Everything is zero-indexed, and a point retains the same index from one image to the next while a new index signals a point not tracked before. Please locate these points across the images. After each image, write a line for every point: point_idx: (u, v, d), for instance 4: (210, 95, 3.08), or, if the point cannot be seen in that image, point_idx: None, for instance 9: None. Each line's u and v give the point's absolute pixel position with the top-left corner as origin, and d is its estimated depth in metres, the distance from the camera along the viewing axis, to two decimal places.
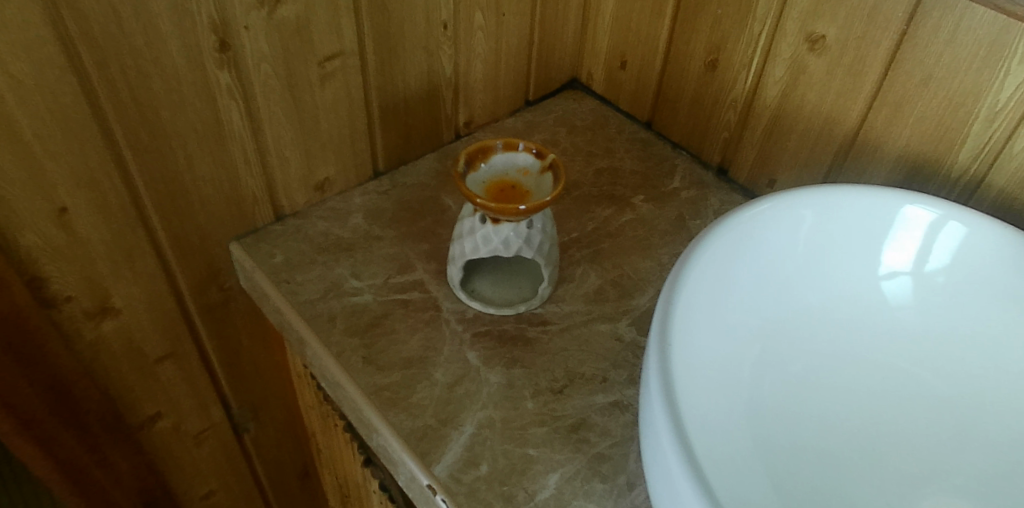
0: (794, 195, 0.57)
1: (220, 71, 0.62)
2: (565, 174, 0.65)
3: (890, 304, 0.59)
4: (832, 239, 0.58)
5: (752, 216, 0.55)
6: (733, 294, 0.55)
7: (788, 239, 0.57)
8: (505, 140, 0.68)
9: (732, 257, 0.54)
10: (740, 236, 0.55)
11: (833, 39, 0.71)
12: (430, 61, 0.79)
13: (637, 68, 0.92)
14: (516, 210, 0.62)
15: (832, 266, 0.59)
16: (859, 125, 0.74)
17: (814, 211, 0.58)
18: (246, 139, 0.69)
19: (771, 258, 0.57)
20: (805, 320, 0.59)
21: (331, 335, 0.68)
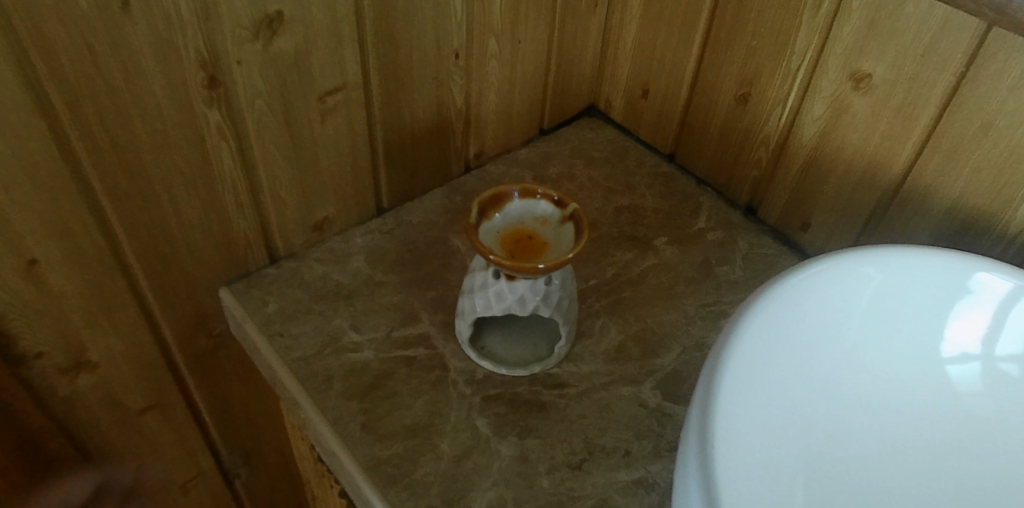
0: (849, 258, 0.51)
1: (208, 109, 0.56)
2: (587, 226, 0.59)
3: (952, 381, 0.53)
4: (891, 307, 0.52)
5: (802, 283, 0.49)
6: (785, 368, 0.49)
7: (842, 307, 0.51)
8: (521, 186, 0.62)
9: (784, 326, 0.49)
10: (789, 305, 0.49)
11: (880, 78, 0.65)
12: (440, 92, 0.73)
13: (660, 97, 0.86)
14: (534, 269, 0.56)
15: (891, 337, 0.53)
16: (907, 171, 0.67)
17: (877, 272, 0.51)
18: (238, 180, 0.63)
19: (823, 328, 0.51)
20: (858, 397, 0.53)
21: (327, 398, 0.62)
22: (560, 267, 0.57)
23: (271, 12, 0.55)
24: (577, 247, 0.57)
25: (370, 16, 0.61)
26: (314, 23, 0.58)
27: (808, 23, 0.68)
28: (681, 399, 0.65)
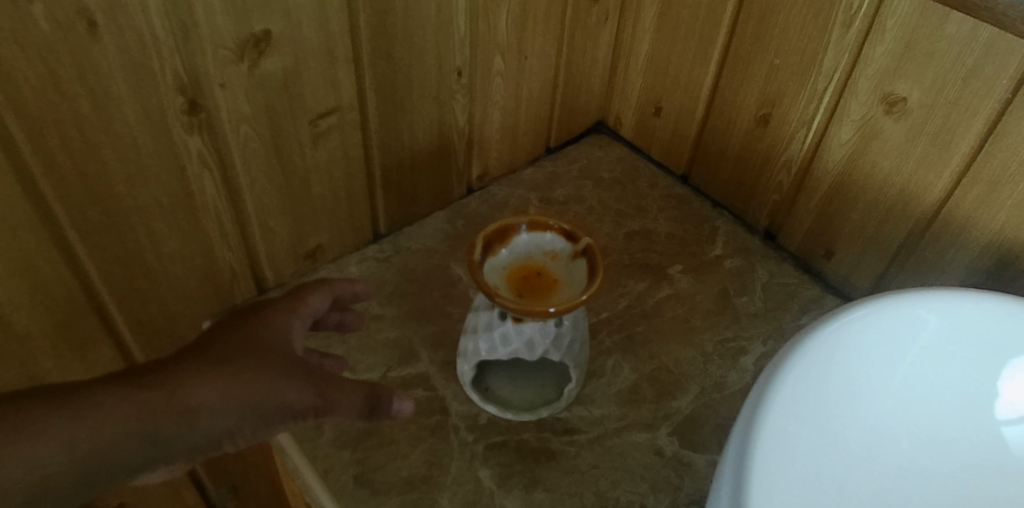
0: (897, 300, 0.47)
1: (188, 136, 0.52)
2: (602, 264, 0.54)
3: (1007, 441, 0.48)
4: (944, 357, 0.48)
5: (849, 327, 0.45)
6: (831, 419, 0.45)
7: (892, 354, 0.47)
8: (530, 218, 0.57)
9: (831, 374, 0.45)
10: (834, 351, 0.45)
11: (916, 102, 0.61)
12: (441, 112, 0.69)
13: (674, 115, 0.81)
14: (544, 312, 0.51)
15: (943, 389, 0.48)
16: (944, 200, 0.63)
17: (930, 316, 0.47)
18: (222, 209, 0.58)
19: (873, 376, 0.46)
20: (908, 450, 0.48)
21: (316, 447, 0.58)
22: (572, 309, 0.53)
23: (257, 31, 0.50)
24: (591, 288, 0.52)
25: (366, 34, 0.57)
26: (305, 42, 0.53)
27: (837, 42, 0.64)
28: (701, 447, 0.60)
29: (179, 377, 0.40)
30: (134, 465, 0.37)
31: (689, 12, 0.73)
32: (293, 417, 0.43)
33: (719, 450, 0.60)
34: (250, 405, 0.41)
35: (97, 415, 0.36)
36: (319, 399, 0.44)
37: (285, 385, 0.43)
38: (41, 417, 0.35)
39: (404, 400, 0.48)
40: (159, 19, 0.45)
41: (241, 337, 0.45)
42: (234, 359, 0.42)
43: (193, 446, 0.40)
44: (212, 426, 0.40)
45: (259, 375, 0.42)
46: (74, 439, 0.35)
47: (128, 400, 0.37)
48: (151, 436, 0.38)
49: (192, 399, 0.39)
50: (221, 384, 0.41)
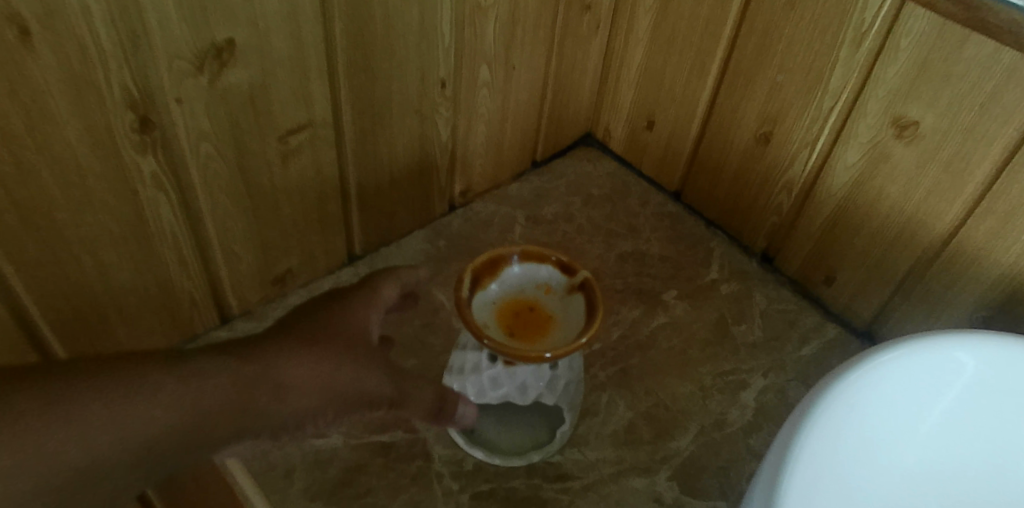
0: (943, 341, 0.42)
1: (141, 158, 0.46)
2: (601, 302, 0.50)
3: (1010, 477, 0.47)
4: (976, 401, 0.44)
5: (892, 366, 0.41)
6: (858, 454, 0.41)
7: (928, 394, 0.43)
8: (522, 248, 0.53)
9: (866, 412, 0.41)
10: (874, 391, 0.41)
11: (929, 127, 0.57)
12: (423, 126, 0.63)
13: (668, 130, 0.77)
14: (539, 358, 0.47)
15: (964, 433, 0.45)
16: (954, 230, 0.59)
17: (971, 358, 0.43)
18: (181, 236, 0.52)
19: (905, 414, 0.43)
20: (918, 483, 0.46)
21: (286, 498, 0.52)
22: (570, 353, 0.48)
23: (219, 41, 0.45)
24: (589, 330, 0.48)
25: (342, 44, 0.51)
26: (274, 53, 0.48)
27: (846, 60, 0.60)
28: (702, 493, 0.56)
29: (268, 352, 0.38)
30: (223, 438, 0.36)
31: (686, 23, 0.69)
32: (372, 406, 0.41)
33: (721, 497, 0.56)
34: (337, 391, 0.39)
35: (195, 381, 0.35)
36: (400, 391, 0.42)
37: (369, 373, 0.40)
38: (142, 380, 0.33)
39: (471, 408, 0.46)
40: (104, 28, 0.39)
41: (325, 318, 0.42)
42: (320, 343, 0.40)
43: (282, 423, 0.38)
44: (300, 405, 0.38)
45: (347, 360, 0.40)
46: (170, 409, 0.33)
47: (221, 371, 0.36)
48: (242, 411, 0.36)
49: (282, 375, 0.38)
50: (312, 367, 0.38)
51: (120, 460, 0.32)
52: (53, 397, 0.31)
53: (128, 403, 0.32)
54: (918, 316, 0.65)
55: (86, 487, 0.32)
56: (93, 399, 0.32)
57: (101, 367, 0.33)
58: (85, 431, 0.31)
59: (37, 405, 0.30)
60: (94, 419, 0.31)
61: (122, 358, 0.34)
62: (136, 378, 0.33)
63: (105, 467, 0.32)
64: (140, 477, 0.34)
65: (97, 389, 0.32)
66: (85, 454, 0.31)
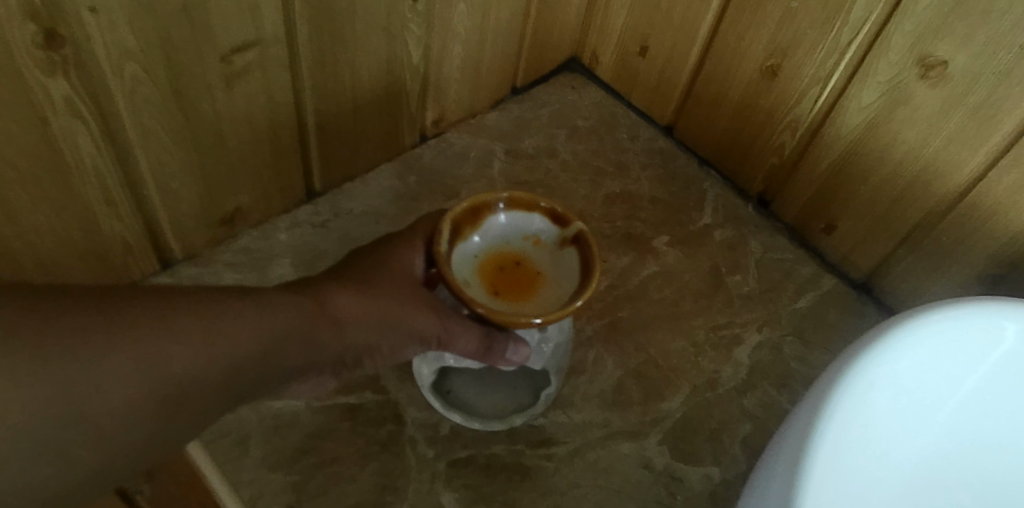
0: (982, 310, 0.39)
1: (49, 80, 0.38)
2: (598, 260, 0.44)
3: None
4: (1012, 375, 0.41)
5: (921, 336, 0.38)
6: (888, 422, 0.39)
7: (959, 365, 0.40)
8: (509, 194, 0.46)
9: (896, 381, 0.38)
10: (902, 363, 0.38)
11: (959, 68, 0.51)
12: (391, 46, 0.55)
13: (662, 58, 0.70)
14: (526, 322, 0.41)
15: (995, 411, 0.42)
16: (973, 182, 0.55)
17: (1015, 329, 0.39)
18: (108, 172, 0.44)
19: (938, 383, 0.40)
20: (952, 456, 0.43)
21: (242, 468, 0.47)
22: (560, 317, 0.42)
23: None
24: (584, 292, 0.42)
25: None
26: None
27: None
28: (694, 458, 0.52)
29: (328, 290, 0.39)
30: (295, 365, 0.36)
31: None
32: (420, 343, 0.42)
33: (714, 462, 0.52)
34: (390, 323, 0.41)
35: (279, 311, 0.35)
36: (453, 327, 0.41)
37: (419, 308, 0.41)
38: (235, 303, 0.34)
39: (518, 348, 0.44)
40: None
41: (372, 261, 0.43)
42: (372, 281, 0.41)
43: (343, 355, 0.39)
44: (359, 337, 0.39)
45: (400, 296, 0.41)
46: (262, 330, 0.34)
47: (295, 303, 0.37)
48: (311, 338, 0.37)
49: (343, 310, 0.39)
50: (367, 301, 0.40)
51: (221, 378, 0.32)
52: (166, 311, 0.31)
53: (230, 322, 0.33)
54: (925, 270, 0.61)
55: (191, 405, 0.31)
56: (197, 316, 0.32)
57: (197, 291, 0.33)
58: (194, 345, 0.31)
59: (150, 317, 0.30)
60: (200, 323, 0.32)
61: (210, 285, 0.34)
62: (228, 301, 0.33)
63: (211, 384, 0.32)
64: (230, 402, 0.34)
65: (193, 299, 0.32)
66: (197, 368, 0.31)
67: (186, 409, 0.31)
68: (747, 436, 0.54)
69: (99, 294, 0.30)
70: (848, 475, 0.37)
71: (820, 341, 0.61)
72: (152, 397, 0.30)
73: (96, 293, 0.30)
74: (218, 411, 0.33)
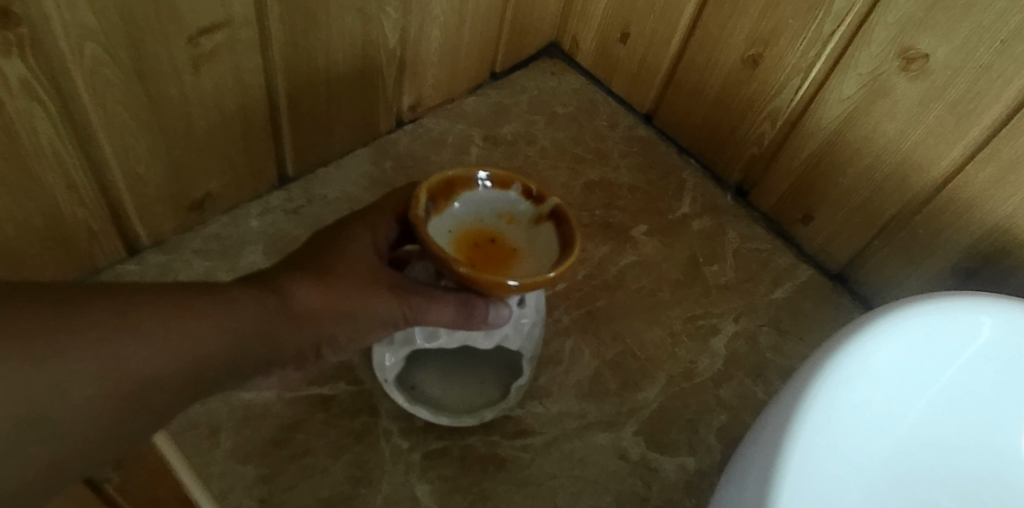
0: (958, 306, 0.39)
1: (5, 60, 0.36)
2: (576, 236, 0.43)
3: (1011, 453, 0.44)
4: (985, 370, 0.41)
5: (900, 328, 0.38)
6: (865, 416, 0.39)
7: (937, 356, 0.40)
8: (485, 171, 0.45)
9: (872, 375, 0.38)
10: (878, 355, 0.38)
11: (940, 61, 0.52)
12: (367, 28, 0.54)
13: (643, 45, 0.69)
14: (505, 285, 0.39)
15: (969, 404, 0.43)
16: (950, 176, 0.55)
17: (987, 325, 0.40)
18: (70, 157, 0.43)
19: (914, 377, 0.40)
20: (925, 448, 0.44)
21: (212, 462, 0.46)
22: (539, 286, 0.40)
23: None
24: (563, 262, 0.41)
25: None
26: None
27: None
28: (670, 449, 0.52)
29: (286, 280, 0.38)
30: (253, 361, 0.36)
31: None
32: (386, 327, 0.41)
33: (689, 452, 0.52)
34: (350, 313, 0.40)
35: (235, 309, 0.35)
36: (416, 308, 0.40)
37: (379, 296, 0.40)
38: (196, 303, 0.34)
39: (499, 311, 0.41)
40: None
41: (335, 243, 0.41)
42: (336, 268, 0.40)
43: (304, 346, 0.39)
44: (319, 329, 0.39)
45: (359, 285, 0.40)
46: (224, 330, 0.34)
47: (252, 299, 0.36)
48: (267, 335, 0.37)
49: (301, 304, 0.38)
50: (328, 292, 0.39)
51: (183, 378, 0.33)
52: (125, 314, 0.31)
53: (191, 323, 0.33)
54: (900, 262, 0.61)
55: (155, 405, 0.32)
56: (159, 318, 0.32)
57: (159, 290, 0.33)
58: (156, 350, 0.31)
59: (114, 322, 0.30)
60: (156, 325, 0.32)
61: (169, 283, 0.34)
62: (189, 301, 0.33)
63: (173, 386, 0.33)
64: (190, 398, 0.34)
65: (149, 299, 0.32)
66: (159, 371, 0.32)
67: (150, 409, 0.32)
68: (723, 426, 0.54)
69: (59, 296, 0.30)
70: (820, 476, 0.37)
71: (795, 332, 0.62)
72: (114, 401, 0.31)
73: (58, 294, 0.30)
74: (181, 406, 0.34)
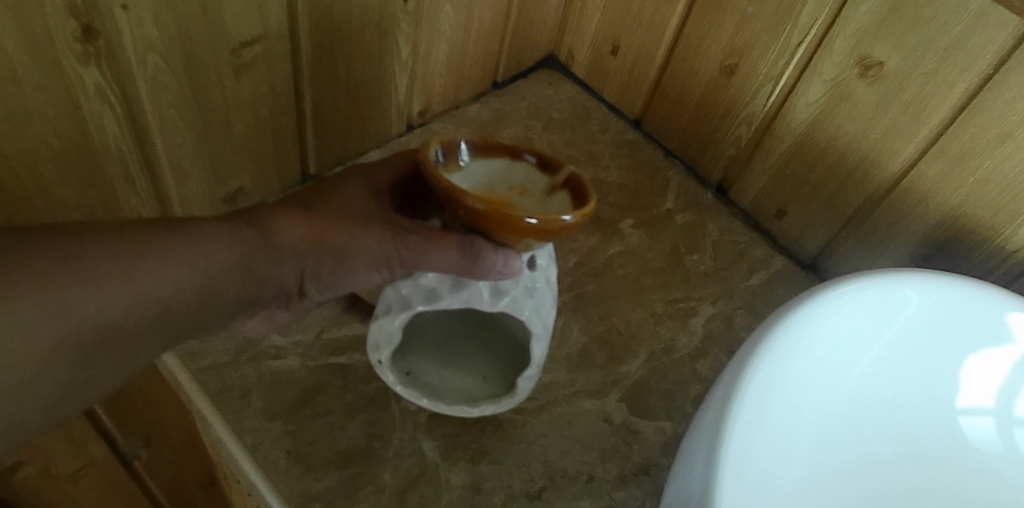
0: (886, 283, 0.44)
1: (84, 68, 0.43)
2: (592, 194, 0.40)
3: (962, 429, 0.47)
4: (919, 341, 0.45)
5: (837, 300, 0.43)
6: (809, 380, 0.43)
7: (869, 325, 0.44)
8: (497, 140, 0.44)
9: (811, 342, 0.42)
10: (815, 327, 0.42)
11: (894, 68, 0.58)
12: (383, 42, 0.61)
13: (632, 57, 0.76)
14: (522, 223, 0.37)
15: (909, 375, 0.46)
16: (906, 171, 0.61)
17: (914, 300, 0.44)
18: (127, 151, 0.50)
19: (853, 347, 0.44)
20: (873, 418, 0.47)
21: (244, 419, 0.53)
22: (557, 231, 0.38)
23: None
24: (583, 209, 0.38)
25: None
26: None
27: None
28: (649, 414, 0.59)
29: (270, 217, 0.43)
30: (234, 293, 0.42)
31: None
32: (378, 268, 0.44)
33: (667, 417, 0.59)
34: (333, 251, 0.43)
35: (207, 247, 0.40)
36: (416, 251, 0.42)
37: (368, 235, 0.43)
38: (160, 244, 0.38)
39: (510, 260, 0.41)
40: None
41: (328, 188, 0.45)
42: (323, 208, 0.44)
43: (286, 280, 0.44)
44: (298, 262, 0.43)
45: (345, 225, 0.43)
46: (183, 271, 0.39)
47: (228, 236, 0.41)
48: (247, 269, 0.41)
49: (281, 238, 0.42)
50: (309, 227, 0.43)
51: (147, 314, 0.38)
52: (88, 264, 0.36)
53: (152, 267, 0.37)
54: (866, 249, 0.67)
55: (116, 340, 0.37)
56: (119, 263, 0.37)
57: (128, 230, 0.38)
58: (114, 293, 0.36)
59: (71, 269, 0.35)
60: (119, 272, 0.36)
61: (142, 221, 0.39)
62: (154, 240, 0.38)
63: (132, 322, 0.37)
64: (167, 332, 0.40)
65: (112, 246, 0.37)
66: (119, 311, 0.37)
67: (111, 343, 0.37)
68: (698, 396, 0.60)
69: (33, 234, 0.35)
70: (769, 435, 0.41)
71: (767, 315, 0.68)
72: (81, 336, 0.36)
73: (30, 234, 0.35)
74: (155, 341, 0.39)
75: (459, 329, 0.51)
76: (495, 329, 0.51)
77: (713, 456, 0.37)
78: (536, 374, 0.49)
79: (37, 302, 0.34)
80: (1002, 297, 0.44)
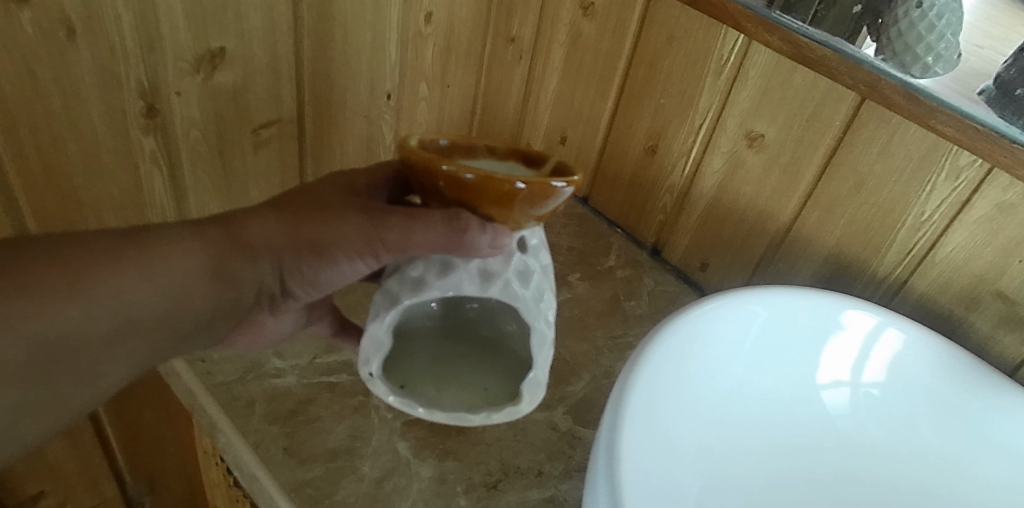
0: (742, 298, 0.56)
1: (145, 137, 0.60)
2: (575, 169, 0.45)
3: (824, 403, 0.60)
4: (772, 337, 0.58)
5: (711, 309, 0.54)
6: (699, 371, 0.54)
7: (735, 334, 0.56)
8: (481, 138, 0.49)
9: (698, 339, 0.54)
10: (701, 331, 0.54)
11: (772, 138, 0.74)
12: (370, 128, 0.78)
13: (577, 144, 0.93)
14: (511, 187, 0.41)
15: (772, 363, 0.58)
16: (792, 221, 0.76)
17: (763, 309, 0.57)
18: (167, 204, 0.66)
19: (723, 345, 0.56)
20: (756, 400, 0.58)
21: (249, 422, 0.64)
22: (547, 197, 0.42)
23: (213, 48, 0.59)
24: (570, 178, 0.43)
25: (308, 58, 0.66)
26: (254, 61, 0.63)
27: (710, 86, 0.76)
28: (591, 424, 0.69)
29: (239, 219, 0.49)
30: (211, 293, 0.48)
31: (591, 56, 0.86)
32: (354, 254, 0.48)
33: None
34: (309, 243, 0.49)
35: (173, 256, 0.46)
36: (401, 233, 0.46)
37: (343, 220, 0.48)
38: (121, 254, 0.44)
39: (497, 237, 0.45)
40: (130, 34, 0.54)
41: (301, 191, 0.52)
42: (292, 203, 0.50)
43: (264, 276, 0.50)
44: (275, 254, 0.49)
45: (320, 215, 0.49)
46: (144, 276, 0.44)
47: (200, 242, 0.47)
48: (222, 268, 0.48)
49: (250, 237, 0.49)
50: (277, 222, 0.49)
51: (112, 318, 0.43)
52: (54, 280, 0.41)
53: (112, 276, 0.43)
54: None
55: (77, 351, 0.43)
56: (80, 276, 0.42)
57: (85, 245, 0.43)
58: (78, 304, 0.42)
59: (38, 285, 0.41)
60: (78, 284, 0.42)
61: (106, 234, 0.45)
62: (113, 253, 0.44)
63: (97, 330, 0.43)
64: (137, 335, 0.45)
65: (71, 261, 0.42)
66: (85, 319, 0.42)
67: (77, 350, 0.43)
68: None
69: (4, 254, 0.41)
70: (672, 408, 0.52)
71: None
72: (55, 344, 0.41)
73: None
74: (130, 341, 0.45)
75: (457, 350, 0.49)
76: (498, 350, 0.49)
77: (625, 386, 0.48)
78: (541, 385, 0.48)
79: (16, 317, 0.40)
80: (830, 297, 0.58)
